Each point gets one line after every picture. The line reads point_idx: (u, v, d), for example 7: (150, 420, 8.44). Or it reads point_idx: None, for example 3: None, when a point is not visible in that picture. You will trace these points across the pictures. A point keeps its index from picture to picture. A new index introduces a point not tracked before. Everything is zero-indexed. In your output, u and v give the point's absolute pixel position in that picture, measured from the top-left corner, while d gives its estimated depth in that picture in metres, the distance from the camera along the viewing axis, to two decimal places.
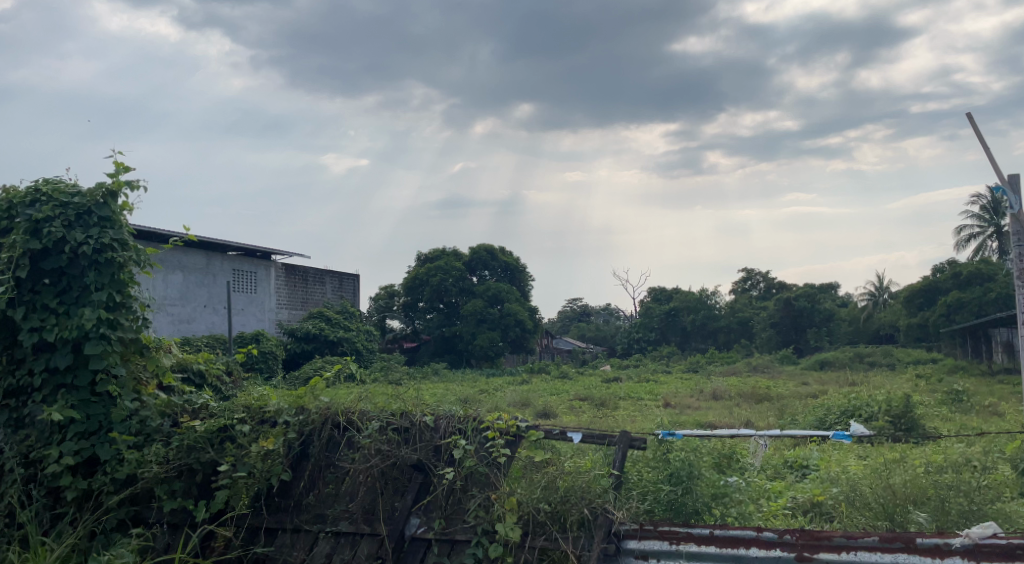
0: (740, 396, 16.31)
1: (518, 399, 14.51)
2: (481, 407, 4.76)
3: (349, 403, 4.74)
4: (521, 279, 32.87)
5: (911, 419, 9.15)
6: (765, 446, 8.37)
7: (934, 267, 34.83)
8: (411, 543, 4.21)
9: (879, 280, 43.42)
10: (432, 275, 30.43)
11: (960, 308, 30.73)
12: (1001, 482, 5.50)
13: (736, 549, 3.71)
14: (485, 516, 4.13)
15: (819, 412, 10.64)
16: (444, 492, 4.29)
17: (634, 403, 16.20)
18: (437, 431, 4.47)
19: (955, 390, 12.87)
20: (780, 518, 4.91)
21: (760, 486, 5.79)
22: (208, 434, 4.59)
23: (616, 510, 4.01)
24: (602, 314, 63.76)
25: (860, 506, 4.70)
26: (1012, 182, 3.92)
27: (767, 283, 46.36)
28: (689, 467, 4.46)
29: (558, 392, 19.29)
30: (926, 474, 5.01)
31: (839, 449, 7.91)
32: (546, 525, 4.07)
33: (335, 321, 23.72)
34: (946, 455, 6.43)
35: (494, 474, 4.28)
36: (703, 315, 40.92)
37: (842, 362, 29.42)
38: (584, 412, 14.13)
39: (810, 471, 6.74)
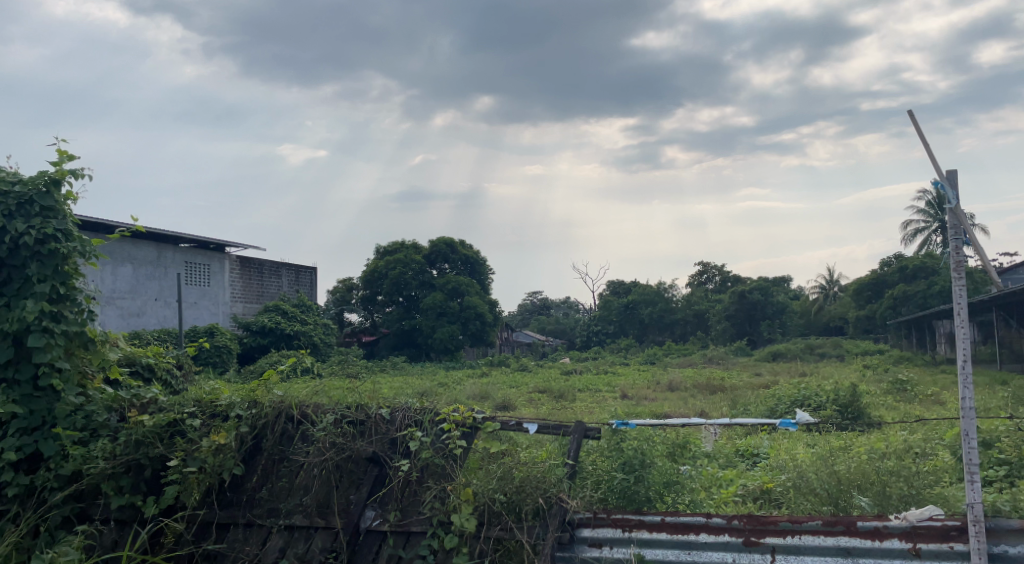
0: (695, 387, 16.59)
1: (478, 392, 14.54)
2: (438, 399, 4.77)
3: (304, 397, 4.70)
4: (481, 272, 32.85)
5: (857, 409, 9.44)
6: (718, 436, 8.54)
7: (882, 260, 35.86)
8: (366, 535, 4.19)
9: (830, 273, 44.61)
10: (391, 268, 30.23)
11: (906, 301, 31.76)
12: (941, 466, 5.71)
13: (687, 535, 3.80)
14: (440, 507, 4.15)
15: (770, 401, 10.93)
16: (400, 484, 4.30)
17: (593, 395, 16.36)
18: (393, 423, 4.47)
19: (899, 380, 13.34)
20: (730, 505, 5.03)
21: (711, 474, 5.93)
22: (157, 428, 4.50)
23: (571, 499, 4.07)
24: (561, 307, 64.17)
25: (805, 492, 4.84)
26: (950, 177, 3.33)
27: (722, 276, 47.20)
28: (642, 455, 4.53)
29: (517, 384, 19.35)
30: (870, 461, 5.18)
31: (789, 438, 8.11)
32: (501, 516, 4.09)
33: (291, 315, 23.41)
34: (890, 442, 6.66)
35: (450, 466, 4.29)
36: (660, 308, 41.46)
37: (793, 354, 30.13)
38: (542, 404, 14.21)
39: (760, 459, 6.93)
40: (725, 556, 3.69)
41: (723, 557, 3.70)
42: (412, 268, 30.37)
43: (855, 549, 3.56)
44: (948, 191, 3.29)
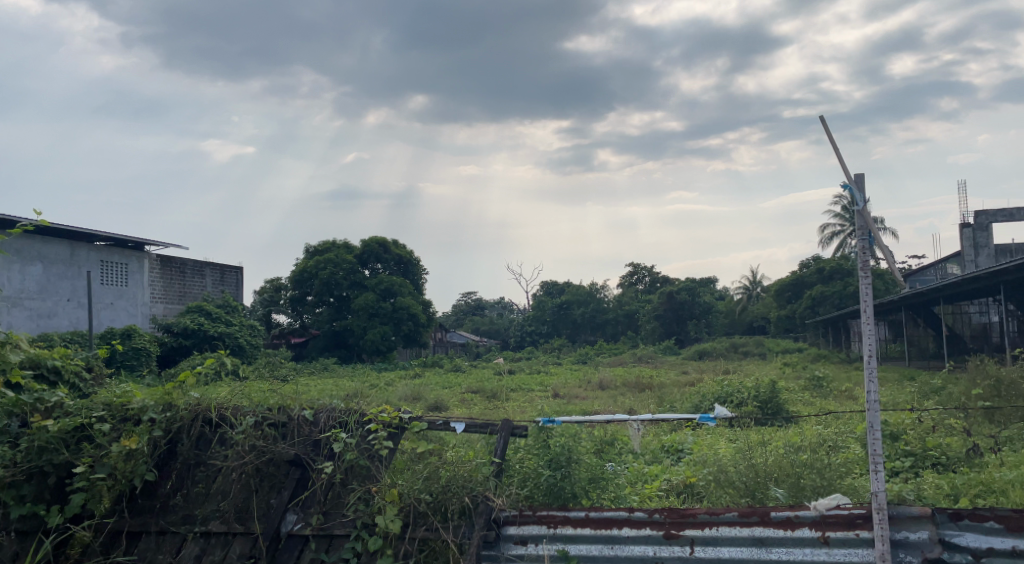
0: (625, 386, 16.91)
1: (409, 393, 14.42)
2: (364, 400, 4.71)
3: (222, 399, 4.56)
4: (414, 272, 32.57)
5: (776, 404, 9.79)
6: (644, 432, 8.71)
7: (801, 262, 37.33)
8: (287, 540, 4.10)
9: (753, 274, 46.17)
10: (322, 268, 29.67)
11: (823, 301, 33.15)
12: (853, 459, 5.96)
13: (610, 529, 3.85)
14: (365, 509, 4.10)
15: (695, 398, 11.24)
16: (323, 486, 4.22)
17: (525, 394, 16.47)
18: (317, 425, 4.39)
19: (817, 377, 13.93)
20: (654, 500, 5.13)
21: (637, 471, 6.04)
22: (63, 434, 4.30)
23: (497, 497, 4.08)
24: (495, 307, 64.37)
25: (724, 485, 4.99)
26: (857, 181, 3.45)
27: (652, 277, 48.24)
28: (568, 451, 4.57)
29: (450, 385, 19.25)
30: (786, 454, 5.38)
31: (711, 434, 8.33)
32: (426, 516, 4.07)
33: (215, 316, 22.69)
34: (808, 436, 6.92)
35: (375, 467, 4.25)
36: (592, 308, 42.03)
37: (718, 352, 31.04)
38: (475, 404, 14.19)
39: (684, 454, 7.10)
40: (647, 549, 3.76)
41: (645, 551, 3.77)
42: (342, 268, 29.86)
43: (769, 538, 3.67)
44: (856, 194, 3.43)
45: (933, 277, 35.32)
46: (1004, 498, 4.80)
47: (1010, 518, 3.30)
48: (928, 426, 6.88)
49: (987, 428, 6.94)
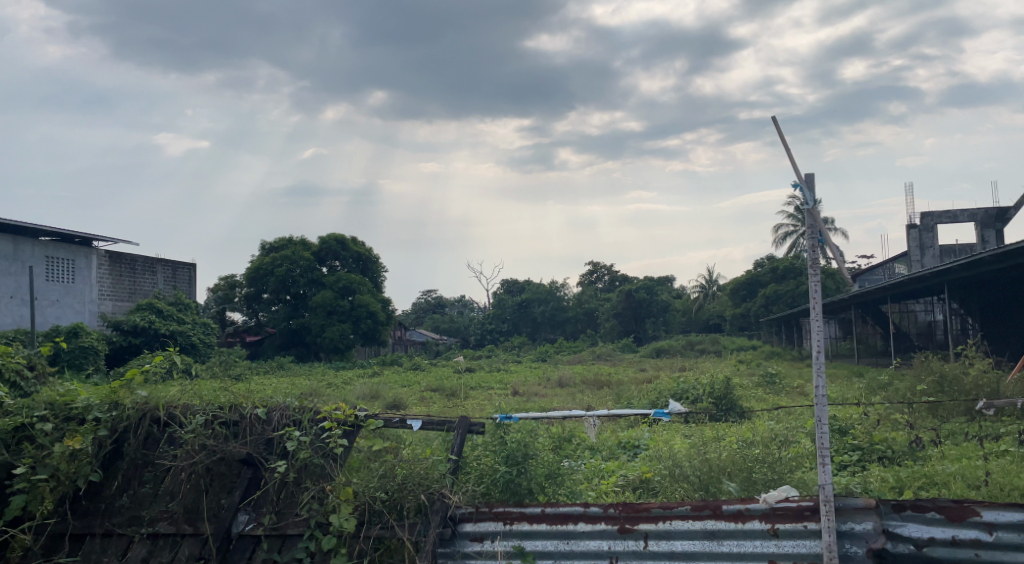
0: (584, 383, 17.04)
1: (367, 392, 14.27)
2: (319, 398, 4.64)
3: (172, 397, 4.48)
4: (373, 270, 32.27)
5: (729, 400, 9.96)
6: (601, 429, 8.76)
7: (756, 262, 38.02)
8: (238, 541, 4.03)
9: (709, 273, 46.89)
10: (278, 265, 29.20)
11: (777, 299, 33.86)
12: (803, 452, 6.10)
13: (566, 525, 3.87)
14: (318, 508, 4.05)
15: (652, 395, 11.38)
16: (276, 486, 4.16)
17: (484, 392, 16.43)
18: (270, 424, 4.32)
19: (770, 374, 14.23)
20: (611, 496, 5.15)
21: (594, 467, 6.07)
22: (3, 434, 4.19)
23: (453, 495, 4.07)
24: (456, 305, 64.30)
25: (679, 480, 5.05)
26: (807, 179, 3.46)
27: (611, 276, 48.67)
28: (524, 448, 4.58)
29: (409, 383, 19.12)
30: (739, 449, 5.48)
31: (667, 430, 8.43)
32: (382, 514, 4.02)
33: (167, 314, 22.15)
34: (760, 431, 7.06)
35: (329, 466, 4.20)
36: (552, 306, 42.19)
37: (675, 350, 31.47)
38: (434, 402, 14.15)
39: (640, 450, 7.18)
40: (601, 544, 3.79)
41: (599, 545, 3.79)
42: (299, 265, 29.42)
43: (720, 531, 3.71)
44: (806, 193, 3.45)
45: (881, 276, 36.34)
46: (945, 490, 4.96)
47: (951, 508, 3.41)
48: (875, 420, 7.07)
49: (930, 422, 7.17)
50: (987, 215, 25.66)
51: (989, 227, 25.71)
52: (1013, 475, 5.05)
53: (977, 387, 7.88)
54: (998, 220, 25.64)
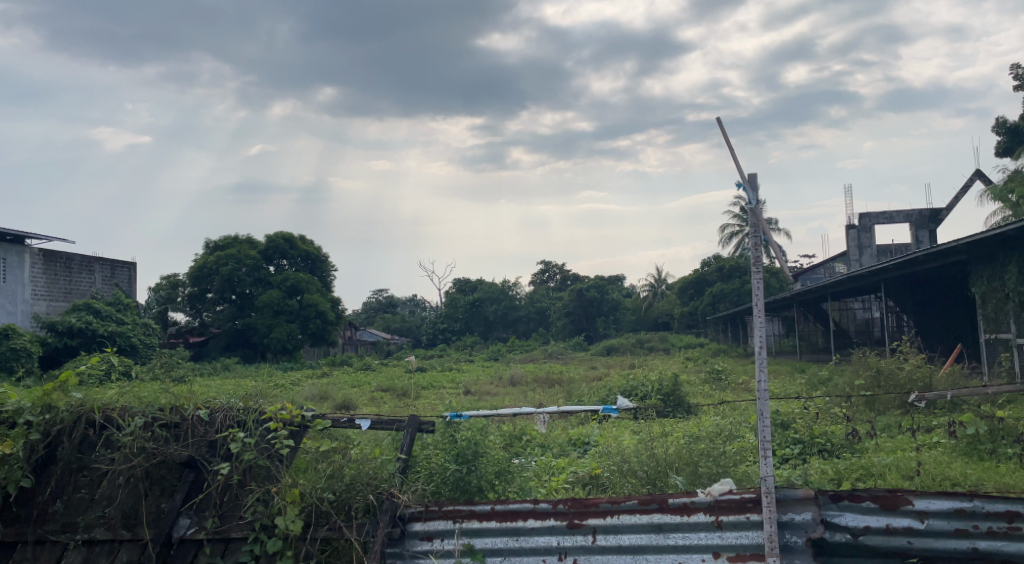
0: (535, 381, 17.11)
1: (316, 392, 14.07)
2: (265, 398, 4.53)
3: (108, 399, 4.34)
4: (322, 269, 31.81)
5: (677, 396, 10.15)
6: (552, 426, 8.82)
7: (703, 261, 38.77)
8: (180, 546, 3.96)
9: (659, 272, 47.61)
10: (222, 264, 28.55)
11: (723, 298, 34.60)
12: (747, 447, 6.24)
13: (515, 522, 3.87)
14: (263, 511, 3.97)
15: (602, 392, 11.50)
16: (219, 488, 4.07)
17: (436, 391, 16.36)
18: (212, 425, 4.21)
19: (716, 370, 14.53)
20: (561, 492, 5.17)
21: (545, 464, 6.11)
22: None
23: (402, 494, 4.04)
24: (407, 305, 63.95)
25: (627, 475, 5.11)
26: (750, 179, 3.43)
27: (562, 275, 49.01)
28: (475, 445, 4.57)
29: (359, 384, 18.89)
30: (685, 444, 5.57)
31: (616, 427, 8.54)
32: (330, 515, 3.99)
33: (105, 314, 21.40)
34: (706, 426, 7.21)
35: (275, 467, 4.12)
36: (504, 305, 42.17)
37: (625, 348, 31.85)
38: (384, 402, 14.02)
39: (590, 446, 7.25)
40: (550, 540, 3.80)
41: (548, 541, 3.81)
42: (245, 264, 28.80)
43: (667, 525, 3.75)
44: (748, 193, 3.42)
45: (822, 275, 37.47)
46: (881, 481, 5.14)
47: (884, 498, 3.54)
48: (814, 414, 7.29)
49: (866, 416, 7.43)
50: (921, 216, 26.65)
51: (923, 227, 26.71)
52: (943, 465, 5.27)
53: (911, 382, 8.18)
54: (931, 221, 26.68)
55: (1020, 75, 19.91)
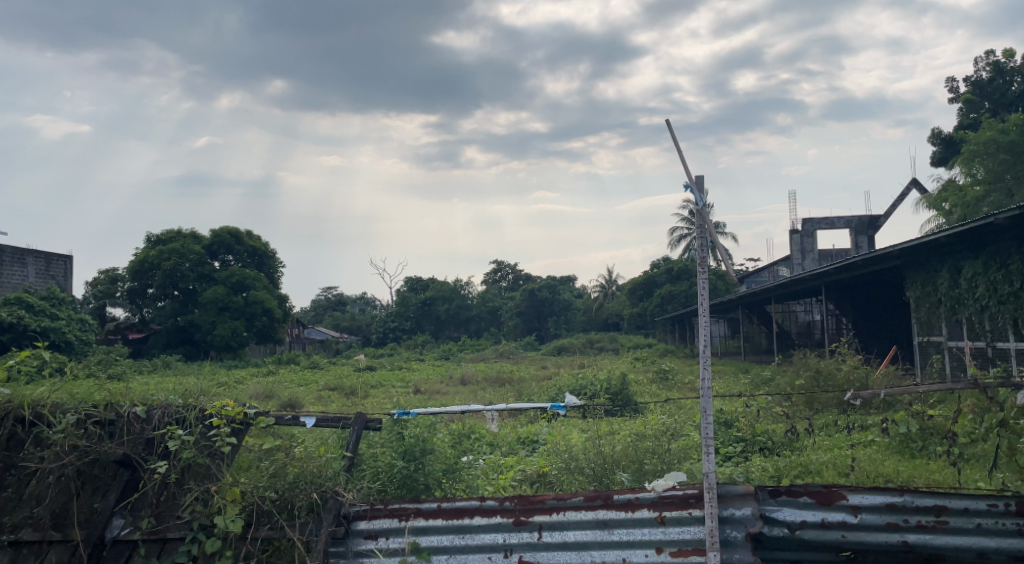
0: (486, 380, 17.11)
1: (261, 391, 13.75)
2: (207, 395, 4.42)
3: (39, 395, 4.19)
4: (269, 265, 31.21)
5: (625, 395, 10.30)
6: (500, 425, 8.82)
7: (652, 263, 39.33)
8: (113, 546, 3.85)
9: (609, 272, 48.16)
10: (165, 258, 27.74)
11: (671, 299, 35.15)
12: (692, 445, 6.35)
13: (461, 519, 3.86)
14: (202, 510, 3.88)
15: (552, 391, 11.55)
16: (155, 487, 3.97)
17: (385, 390, 16.19)
18: (150, 423, 4.08)
19: (663, 369, 14.76)
20: (508, 491, 5.17)
21: (493, 462, 6.11)
22: None
23: (347, 492, 3.98)
24: (357, 303, 63.36)
25: (574, 473, 5.15)
26: (698, 181, 3.42)
27: (514, 275, 49.15)
28: (423, 443, 4.53)
29: (306, 382, 18.59)
30: (632, 442, 5.65)
31: (564, 425, 8.60)
32: (271, 515, 3.92)
33: (38, 309, 20.58)
34: (653, 425, 7.30)
35: (215, 465, 4.03)
36: (456, 304, 41.98)
37: (576, 348, 32.10)
38: (332, 401, 13.83)
39: (539, 445, 7.27)
40: (496, 537, 3.80)
41: (495, 538, 3.80)
42: (189, 259, 28.06)
43: (612, 520, 3.76)
44: (695, 195, 3.40)
45: (766, 278, 38.44)
46: (818, 478, 5.28)
47: (820, 493, 3.63)
48: (757, 413, 7.47)
49: (805, 414, 7.64)
50: (861, 222, 27.54)
51: (862, 233, 27.59)
52: (878, 463, 5.44)
53: (848, 382, 8.45)
54: (870, 227, 27.57)
55: (955, 88, 20.75)
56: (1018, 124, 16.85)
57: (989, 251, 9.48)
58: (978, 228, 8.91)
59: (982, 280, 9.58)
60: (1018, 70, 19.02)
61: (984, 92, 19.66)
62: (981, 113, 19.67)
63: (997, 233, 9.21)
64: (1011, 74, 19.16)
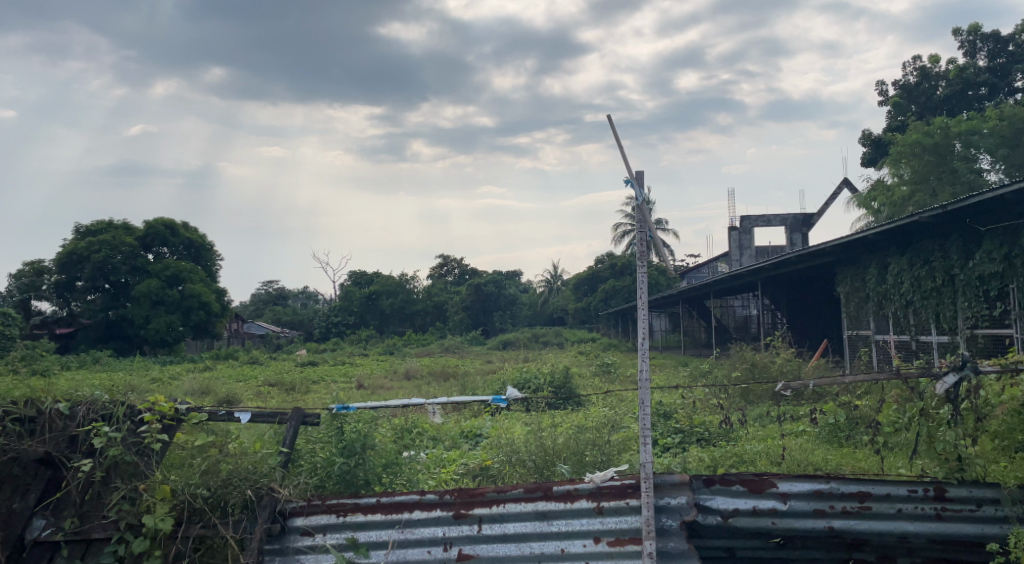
0: (431, 374, 17.05)
1: (198, 386, 13.39)
2: (136, 390, 4.27)
3: None
4: (206, 258, 30.40)
5: (568, 388, 10.41)
6: (445, 419, 8.79)
7: (596, 258, 39.77)
8: (33, 548, 3.73)
9: (554, 268, 48.53)
10: (95, 250, 26.67)
11: (615, 294, 35.60)
12: (631, 436, 6.44)
13: (401, 514, 3.83)
14: (129, 509, 3.76)
15: (496, 384, 11.58)
16: (80, 486, 3.82)
17: (327, 385, 15.98)
18: (74, 419, 3.93)
19: (606, 363, 14.96)
20: (450, 484, 5.15)
21: (435, 457, 6.09)
22: None
23: (283, 488, 3.90)
24: (299, 297, 62.35)
25: (516, 465, 5.17)
26: (638, 177, 3.44)
27: (460, 269, 49.05)
28: (363, 438, 4.45)
29: (245, 378, 18.19)
30: (573, 434, 5.71)
31: (508, 419, 8.62)
32: (203, 512, 3.82)
33: None
34: (595, 417, 7.39)
35: (144, 463, 3.90)
36: (401, 299, 41.56)
37: (521, 342, 32.24)
38: (271, 396, 13.55)
39: (482, 438, 7.27)
40: (436, 531, 3.77)
41: (434, 532, 3.78)
42: (121, 252, 27.04)
43: (551, 512, 3.80)
44: (635, 190, 3.41)
45: (706, 273, 39.32)
46: (752, 467, 5.42)
47: (752, 481, 3.73)
48: (695, 405, 7.64)
49: (741, 405, 7.85)
50: (795, 220, 28.40)
51: (797, 231, 28.45)
52: (808, 452, 5.63)
53: (781, 373, 8.73)
54: (804, 225, 28.48)
55: (884, 91, 21.53)
56: (942, 127, 17.59)
57: (914, 248, 9.88)
58: (904, 226, 9.24)
59: (907, 276, 9.98)
60: (943, 75, 19.84)
61: (911, 95, 20.47)
62: (908, 116, 20.47)
63: (922, 231, 9.60)
64: (936, 79, 20.00)
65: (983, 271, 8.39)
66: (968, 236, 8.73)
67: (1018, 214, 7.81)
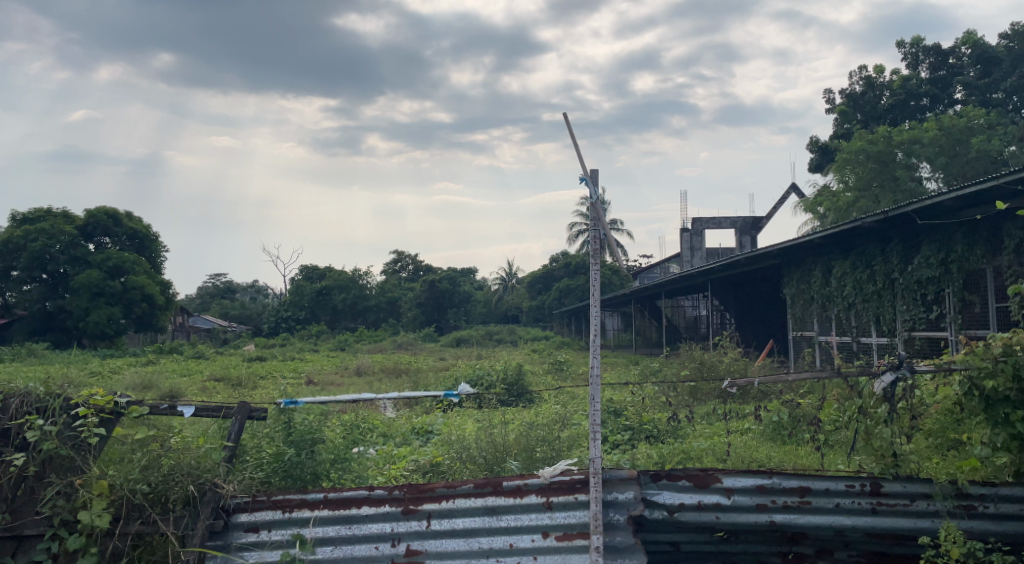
0: (382, 371, 16.91)
1: (140, 381, 13.02)
2: (72, 383, 4.12)
3: None
4: (151, 248, 29.57)
5: (521, 385, 10.44)
6: (395, 416, 8.72)
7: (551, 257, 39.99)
8: None
9: (509, 266, 48.55)
10: (32, 239, 25.73)
11: (569, 293, 35.83)
12: (582, 433, 6.50)
13: (348, 509, 3.78)
14: (64, 505, 3.66)
15: (448, 382, 11.55)
16: (11, 480, 3.69)
17: (274, 381, 15.69)
18: (6, 413, 3.79)
19: (559, 360, 15.04)
20: (399, 480, 5.13)
21: (385, 453, 6.04)
22: None
23: (227, 484, 3.82)
24: (247, 290, 61.16)
25: (466, 461, 5.17)
26: (592, 175, 3.45)
27: (415, 265, 48.79)
28: (311, 433, 4.38)
29: (190, 373, 17.72)
30: (523, 431, 5.74)
31: (460, 416, 8.61)
32: (143, 508, 3.73)
33: None
34: (546, 414, 7.44)
35: (81, 458, 3.77)
36: (354, 294, 41.13)
37: (475, 339, 32.23)
38: (217, 392, 13.27)
39: (433, 435, 7.25)
40: (384, 526, 3.75)
41: (381, 528, 3.75)
42: (59, 241, 26.15)
43: (499, 507, 3.79)
44: (590, 189, 3.43)
45: (659, 273, 39.89)
46: (698, 463, 5.52)
47: (697, 476, 3.80)
48: (644, 402, 7.75)
49: (689, 403, 8.01)
50: (745, 223, 29.01)
51: (746, 233, 29.06)
52: (752, 449, 5.76)
53: (728, 372, 8.91)
54: (754, 228, 29.09)
55: (831, 99, 22.13)
56: (885, 136, 18.19)
57: (856, 252, 10.17)
58: (848, 230, 9.48)
59: (849, 278, 10.28)
60: (886, 85, 20.54)
61: (856, 104, 21.11)
62: (854, 124, 21.08)
63: (863, 236, 9.89)
64: (880, 89, 20.70)
65: (921, 275, 8.69)
66: (907, 241, 9.03)
67: (952, 221, 8.14)
